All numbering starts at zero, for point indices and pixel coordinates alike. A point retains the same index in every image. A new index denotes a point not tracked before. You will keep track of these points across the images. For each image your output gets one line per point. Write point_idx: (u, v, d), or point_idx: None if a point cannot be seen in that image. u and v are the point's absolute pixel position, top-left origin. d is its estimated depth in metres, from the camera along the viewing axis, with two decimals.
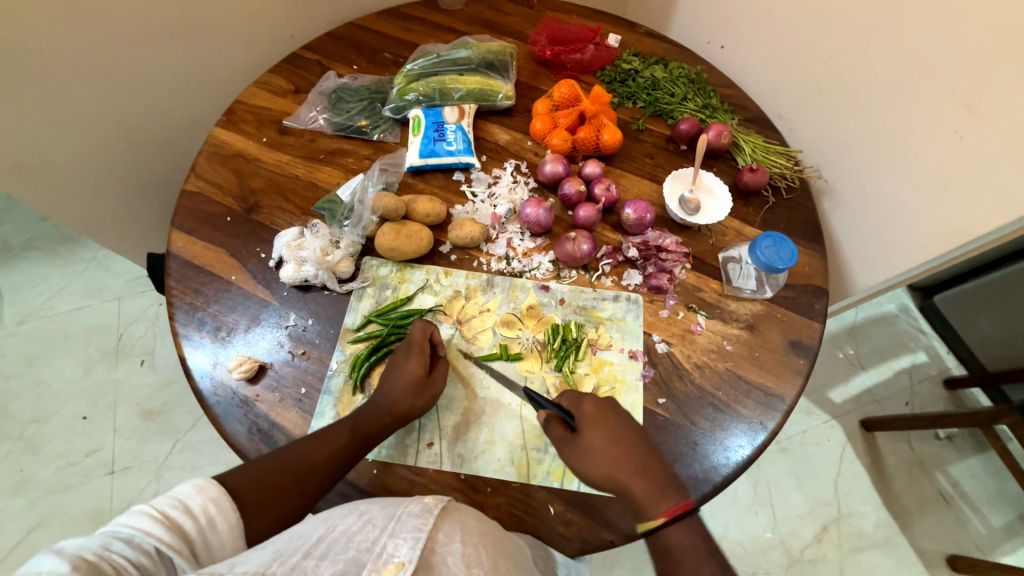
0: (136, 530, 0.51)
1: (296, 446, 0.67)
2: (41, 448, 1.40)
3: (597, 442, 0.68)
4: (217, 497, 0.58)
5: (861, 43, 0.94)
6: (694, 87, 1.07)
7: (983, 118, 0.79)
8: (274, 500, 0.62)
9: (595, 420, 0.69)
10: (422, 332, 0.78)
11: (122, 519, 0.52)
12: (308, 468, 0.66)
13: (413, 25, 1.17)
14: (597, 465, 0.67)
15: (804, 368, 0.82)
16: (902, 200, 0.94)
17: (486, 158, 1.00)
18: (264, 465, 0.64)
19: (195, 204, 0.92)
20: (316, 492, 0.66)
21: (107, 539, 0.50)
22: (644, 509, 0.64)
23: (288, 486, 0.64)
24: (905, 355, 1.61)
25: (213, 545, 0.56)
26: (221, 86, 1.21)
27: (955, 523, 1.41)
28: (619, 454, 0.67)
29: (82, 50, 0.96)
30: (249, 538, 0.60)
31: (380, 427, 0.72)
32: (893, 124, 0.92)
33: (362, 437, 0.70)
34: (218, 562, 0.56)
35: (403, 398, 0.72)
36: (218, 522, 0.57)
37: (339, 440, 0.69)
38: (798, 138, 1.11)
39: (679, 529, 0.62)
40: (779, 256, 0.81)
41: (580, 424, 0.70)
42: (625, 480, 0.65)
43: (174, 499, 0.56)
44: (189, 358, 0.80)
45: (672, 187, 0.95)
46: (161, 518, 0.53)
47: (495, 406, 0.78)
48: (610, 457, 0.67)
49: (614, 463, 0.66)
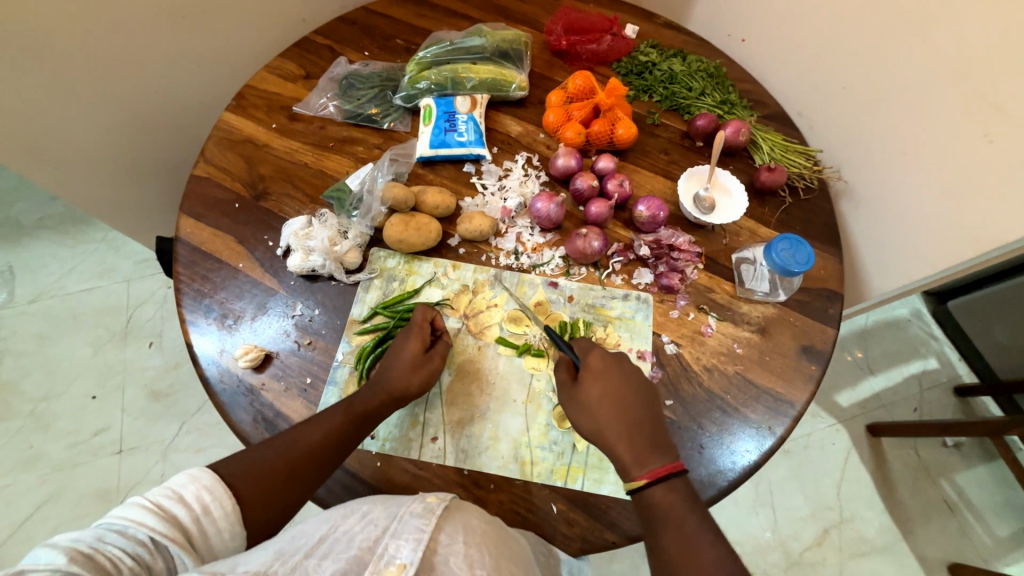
0: (128, 521, 0.52)
1: (290, 431, 0.66)
2: (51, 426, 1.42)
3: (593, 401, 0.69)
4: (211, 485, 0.58)
5: (888, 41, 0.91)
6: (713, 82, 1.04)
7: (1014, 122, 0.76)
8: (271, 491, 0.62)
9: (595, 374, 0.70)
10: (423, 316, 0.77)
11: (117, 511, 0.53)
12: (304, 456, 0.65)
13: (427, 11, 1.14)
14: (589, 419, 0.68)
15: (815, 374, 0.80)
16: (923, 204, 0.91)
17: (498, 150, 0.99)
18: (259, 452, 0.64)
19: (203, 190, 0.92)
20: (313, 477, 0.65)
21: (103, 531, 0.51)
22: (629, 469, 0.66)
23: (281, 472, 0.63)
24: (914, 360, 1.58)
25: (210, 533, 0.57)
26: (231, 69, 1.20)
27: (958, 531, 1.40)
28: (613, 413, 0.68)
29: (93, 30, 0.95)
30: (246, 525, 0.60)
31: (376, 406, 0.71)
32: (918, 126, 0.89)
33: (357, 416, 0.69)
34: (219, 549, 0.57)
35: (400, 376, 0.72)
36: (213, 509, 0.57)
37: (333, 422, 0.68)
38: (818, 137, 1.08)
39: (664, 486, 0.63)
40: (795, 260, 0.80)
41: (580, 376, 0.71)
42: (612, 438, 0.67)
43: (167, 489, 0.56)
44: (195, 345, 0.80)
45: (686, 184, 0.93)
46: (154, 508, 0.54)
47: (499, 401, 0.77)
48: (604, 417, 0.68)
49: (608, 422, 0.67)
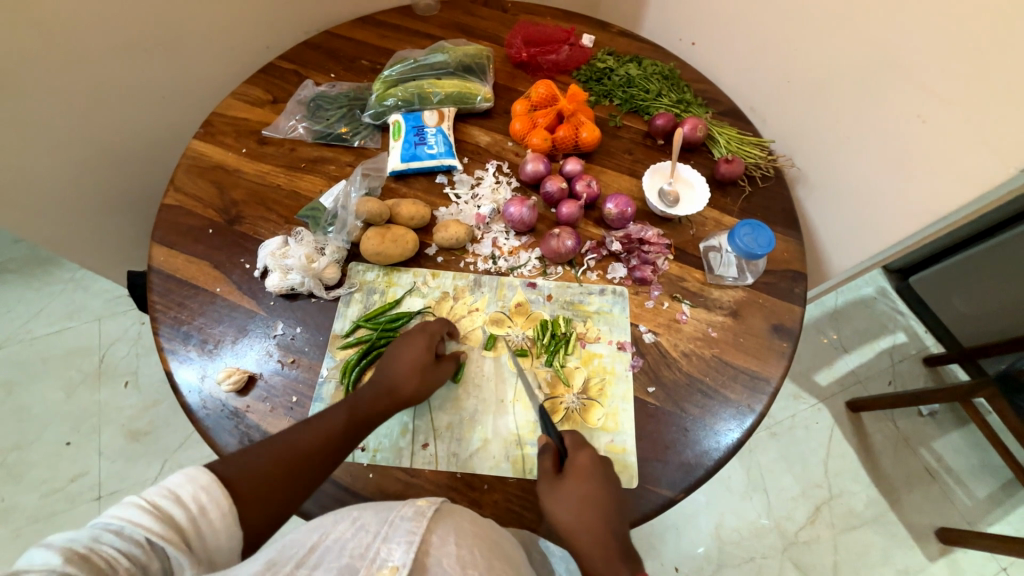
0: (125, 521, 0.51)
1: (288, 433, 0.66)
2: (24, 476, 1.37)
3: (570, 499, 0.65)
4: (208, 485, 0.57)
5: (823, 35, 0.97)
6: (668, 84, 1.09)
7: (943, 100, 0.82)
8: (266, 489, 0.61)
9: (580, 473, 0.67)
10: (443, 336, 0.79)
11: (113, 511, 0.51)
12: (299, 457, 0.65)
13: (389, 32, 1.17)
14: (564, 517, 0.65)
15: (786, 351, 0.84)
16: (872, 183, 0.97)
17: (468, 160, 1.01)
18: (256, 455, 0.63)
19: (175, 217, 0.92)
20: (311, 478, 0.65)
21: (98, 531, 0.50)
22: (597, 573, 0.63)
23: (280, 475, 0.62)
24: (885, 336, 1.65)
25: (207, 533, 0.55)
26: (196, 99, 1.20)
27: (940, 497, 1.45)
28: (583, 518, 0.64)
29: (53, 65, 0.94)
30: (245, 526, 0.59)
31: (379, 411, 0.72)
32: (860, 112, 0.95)
33: (360, 433, 0.70)
34: (215, 550, 0.55)
35: (413, 384, 0.73)
36: (210, 510, 0.55)
37: (331, 426, 0.68)
38: (771, 129, 1.14)
39: None
40: (757, 243, 0.84)
41: (564, 471, 0.68)
42: (581, 544, 0.64)
43: (164, 489, 0.54)
44: (175, 374, 0.79)
45: (651, 181, 0.96)
46: (151, 507, 0.52)
47: (489, 406, 0.78)
48: (573, 519, 0.65)
49: (577, 528, 0.64)
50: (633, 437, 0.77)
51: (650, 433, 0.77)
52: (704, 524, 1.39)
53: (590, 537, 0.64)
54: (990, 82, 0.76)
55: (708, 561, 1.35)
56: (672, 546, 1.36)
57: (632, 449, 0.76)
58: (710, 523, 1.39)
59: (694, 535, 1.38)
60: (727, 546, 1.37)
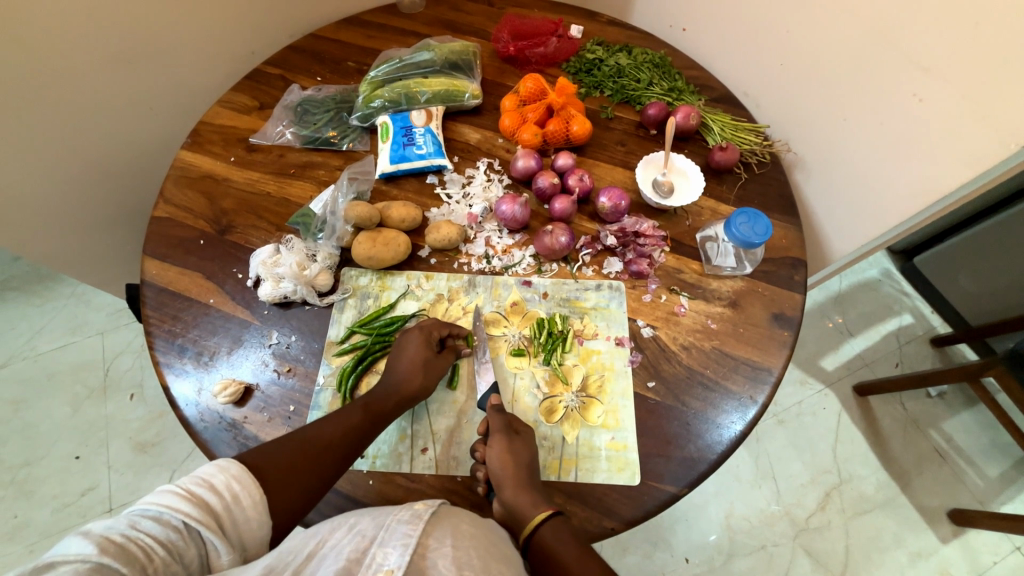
0: (162, 507, 0.52)
1: (308, 428, 0.67)
2: (35, 492, 1.37)
3: (516, 450, 0.69)
4: (240, 474, 0.58)
5: (816, 16, 0.95)
6: (660, 72, 1.07)
7: (940, 79, 0.81)
8: (293, 478, 0.62)
9: (525, 437, 0.72)
10: (439, 326, 0.80)
11: (150, 498, 0.53)
12: (323, 447, 0.66)
13: (375, 32, 1.16)
14: (500, 465, 0.67)
15: (788, 339, 0.83)
16: (873, 164, 0.95)
17: (459, 159, 1.00)
18: (281, 445, 0.64)
19: (166, 229, 0.91)
20: (332, 470, 0.66)
21: (135, 518, 0.52)
22: (525, 511, 0.67)
23: (304, 465, 0.64)
24: (891, 318, 1.63)
25: (239, 520, 0.56)
26: (184, 108, 1.19)
27: (952, 478, 1.44)
28: (517, 474, 0.67)
29: (39, 82, 0.93)
30: (274, 515, 0.59)
31: (392, 409, 0.73)
32: (857, 93, 0.93)
33: (360, 439, 0.69)
34: (247, 538, 0.57)
35: (418, 377, 0.74)
36: (242, 498, 0.57)
37: (353, 419, 0.70)
38: (765, 114, 1.12)
39: (550, 527, 0.65)
40: (754, 232, 0.82)
41: (518, 429, 0.72)
42: (509, 493, 0.67)
43: (197, 478, 0.56)
44: (172, 388, 0.78)
45: (645, 172, 0.95)
46: (186, 494, 0.54)
47: (481, 394, 0.78)
48: (512, 476, 0.67)
49: (511, 484, 0.67)
50: (635, 433, 0.76)
51: (653, 429, 0.76)
52: (714, 513, 1.38)
53: (511, 479, 0.67)
54: (989, 59, 0.74)
55: (719, 550, 1.34)
56: (684, 537, 1.35)
57: (633, 446, 0.75)
58: (720, 513, 1.38)
59: (705, 525, 1.37)
60: (738, 534, 1.36)
